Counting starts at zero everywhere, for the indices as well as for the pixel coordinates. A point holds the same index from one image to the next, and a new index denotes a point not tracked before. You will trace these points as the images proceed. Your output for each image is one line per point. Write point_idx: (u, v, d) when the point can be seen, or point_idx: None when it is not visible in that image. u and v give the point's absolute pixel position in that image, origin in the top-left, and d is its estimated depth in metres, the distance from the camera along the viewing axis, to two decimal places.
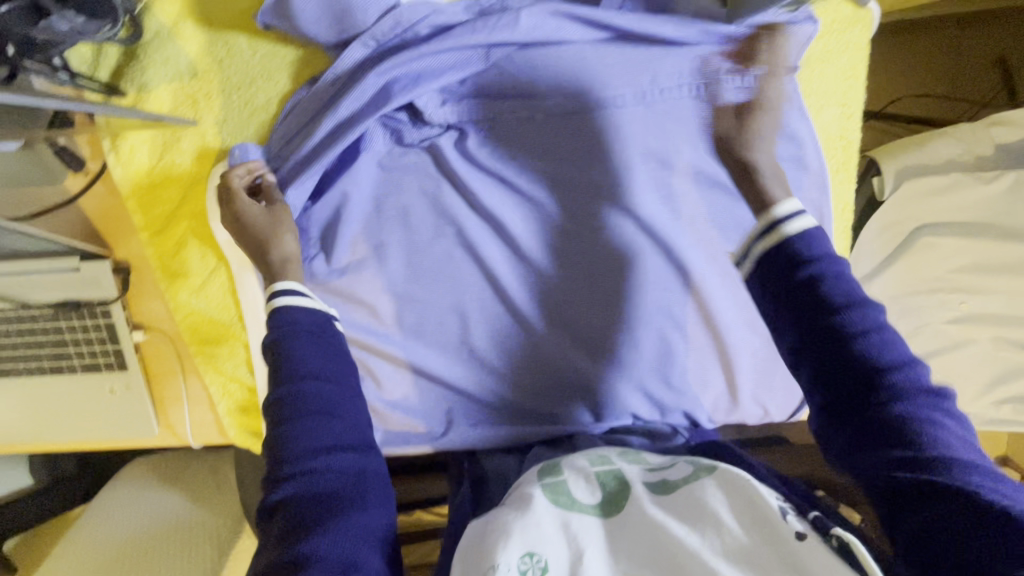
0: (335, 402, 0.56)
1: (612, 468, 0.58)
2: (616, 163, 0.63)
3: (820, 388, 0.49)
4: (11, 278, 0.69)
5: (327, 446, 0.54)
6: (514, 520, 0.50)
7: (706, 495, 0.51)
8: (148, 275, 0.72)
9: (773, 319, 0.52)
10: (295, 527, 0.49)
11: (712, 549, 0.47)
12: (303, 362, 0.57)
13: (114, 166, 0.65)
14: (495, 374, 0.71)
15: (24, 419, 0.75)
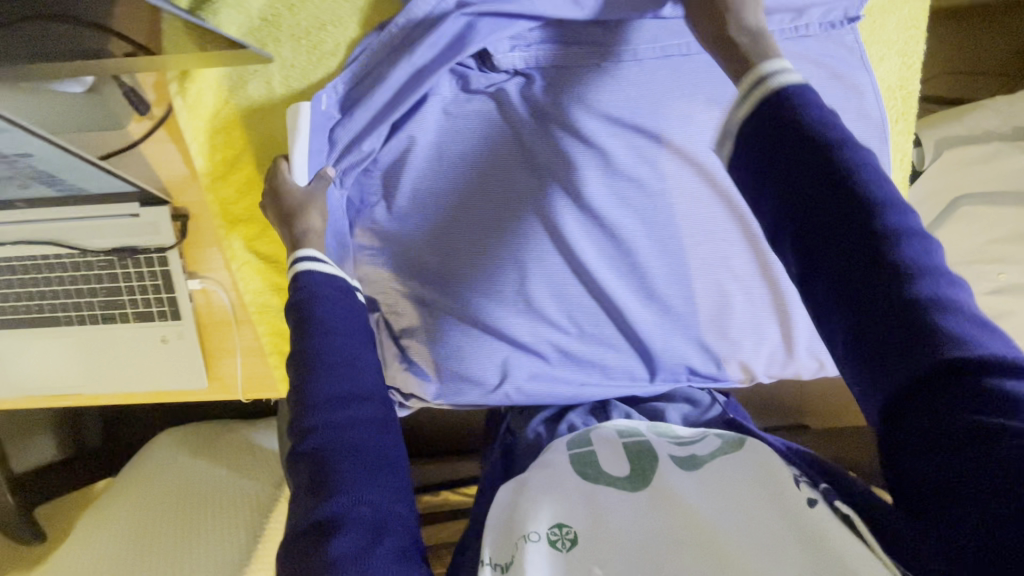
0: (353, 358, 0.58)
1: (641, 440, 0.64)
2: (678, 109, 0.66)
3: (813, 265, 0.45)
4: (70, 223, 0.69)
5: (347, 397, 0.55)
6: (544, 492, 0.57)
7: (728, 468, 0.58)
8: (206, 224, 0.72)
9: (759, 187, 0.48)
10: (323, 479, 0.50)
11: (732, 515, 0.53)
12: (325, 321, 0.59)
13: (181, 109, 0.66)
14: (553, 327, 0.71)
15: (75, 368, 0.75)
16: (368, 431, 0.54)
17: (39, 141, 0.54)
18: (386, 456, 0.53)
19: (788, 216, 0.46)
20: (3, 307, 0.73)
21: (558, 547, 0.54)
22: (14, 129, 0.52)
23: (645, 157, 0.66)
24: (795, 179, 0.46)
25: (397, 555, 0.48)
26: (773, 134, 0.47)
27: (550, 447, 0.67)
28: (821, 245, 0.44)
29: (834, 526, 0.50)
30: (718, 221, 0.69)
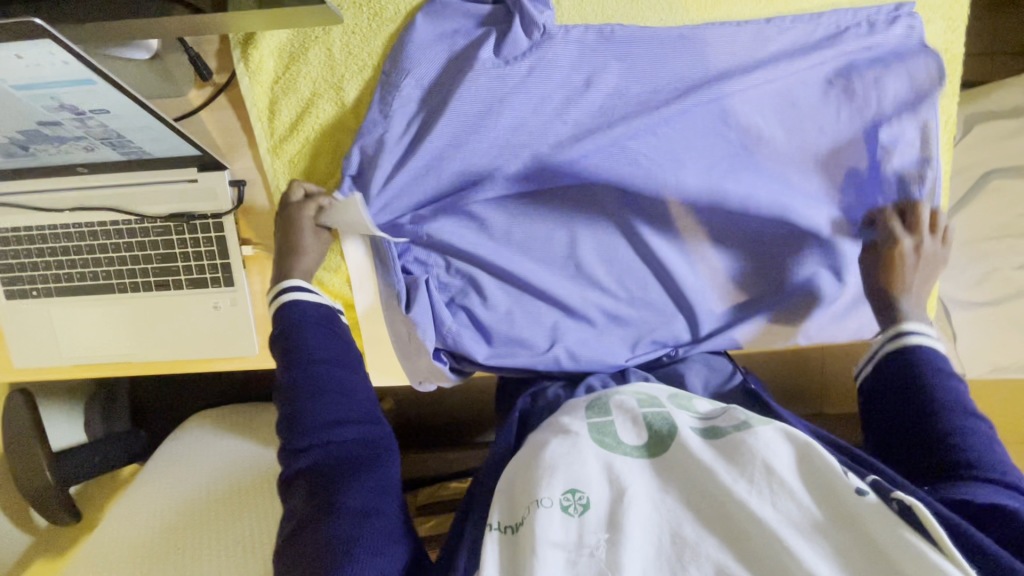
0: (346, 381, 0.60)
1: (661, 410, 0.57)
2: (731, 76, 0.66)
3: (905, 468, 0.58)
4: (129, 189, 0.70)
5: (338, 418, 0.57)
6: (560, 456, 0.51)
7: (758, 442, 0.49)
8: (261, 190, 0.73)
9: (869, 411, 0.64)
10: (317, 488, 0.53)
11: (761, 497, 0.46)
12: (313, 348, 0.62)
13: (243, 76, 0.68)
14: (602, 292, 0.72)
15: (125, 336, 0.76)
16: (359, 446, 0.56)
17: (120, 95, 0.56)
18: (376, 460, 0.56)
19: (892, 445, 0.60)
20: (56, 273, 0.74)
21: (570, 514, 0.48)
22: (98, 81, 0.54)
23: (700, 123, 0.67)
24: (894, 417, 0.60)
25: (387, 543, 0.51)
26: (890, 382, 0.62)
27: (564, 408, 0.61)
28: (914, 467, 0.57)
29: (879, 516, 0.44)
30: (778, 183, 0.68)
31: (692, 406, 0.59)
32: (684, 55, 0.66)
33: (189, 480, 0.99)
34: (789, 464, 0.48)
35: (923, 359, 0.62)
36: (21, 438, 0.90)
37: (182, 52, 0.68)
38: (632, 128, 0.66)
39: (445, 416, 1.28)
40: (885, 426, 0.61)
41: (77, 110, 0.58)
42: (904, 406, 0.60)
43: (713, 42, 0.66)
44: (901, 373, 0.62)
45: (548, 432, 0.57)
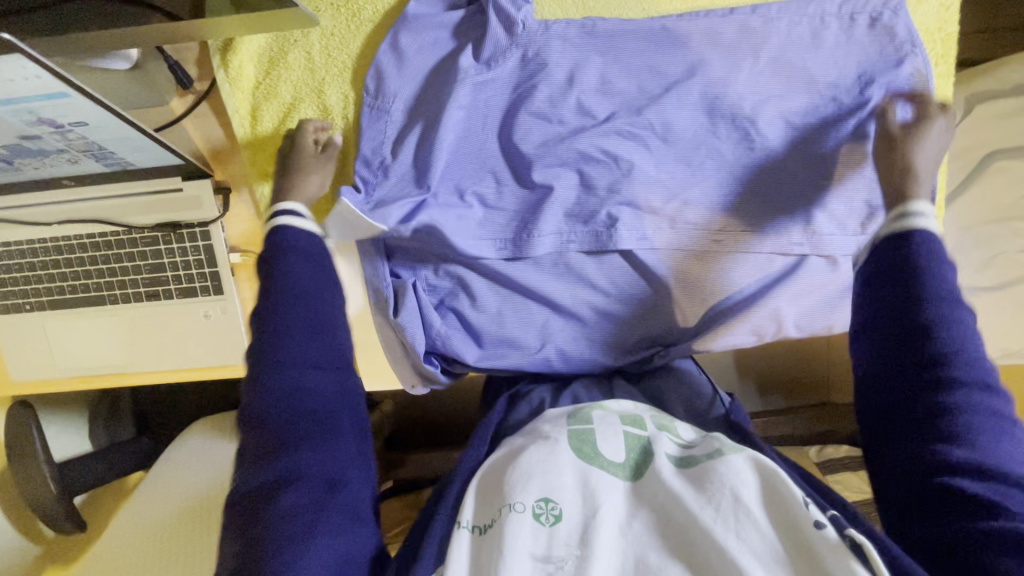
0: (320, 321, 0.58)
1: (641, 434, 0.59)
2: (714, 65, 0.65)
3: (878, 370, 0.53)
4: (115, 200, 0.70)
5: (311, 364, 0.55)
6: (536, 465, 0.54)
7: (729, 471, 0.51)
8: (247, 197, 0.73)
9: (859, 302, 0.57)
10: (273, 445, 0.51)
11: (727, 525, 0.47)
12: (295, 280, 0.58)
13: (223, 82, 0.67)
14: (592, 289, 0.71)
15: (118, 347, 0.76)
16: (327, 400, 0.55)
17: (96, 107, 0.55)
18: (341, 429, 0.55)
19: (879, 337, 0.54)
20: (48, 287, 0.74)
21: (541, 522, 0.50)
22: (73, 95, 0.54)
23: (688, 113, 0.66)
24: (886, 313, 0.54)
25: (345, 520, 0.51)
26: (884, 267, 0.55)
27: (545, 419, 0.64)
28: (889, 368, 0.52)
29: (836, 551, 0.45)
30: (767, 173, 0.67)
31: (675, 431, 0.61)
32: (670, 44, 0.65)
33: (188, 480, 1.01)
34: (759, 493, 0.50)
35: (921, 246, 0.54)
36: (23, 449, 0.90)
37: (161, 61, 0.67)
38: (615, 122, 0.66)
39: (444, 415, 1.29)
40: (872, 310, 0.55)
41: (57, 124, 0.58)
42: (897, 294, 0.53)
43: (698, 30, 0.65)
44: (899, 260, 0.54)
45: (529, 439, 0.60)
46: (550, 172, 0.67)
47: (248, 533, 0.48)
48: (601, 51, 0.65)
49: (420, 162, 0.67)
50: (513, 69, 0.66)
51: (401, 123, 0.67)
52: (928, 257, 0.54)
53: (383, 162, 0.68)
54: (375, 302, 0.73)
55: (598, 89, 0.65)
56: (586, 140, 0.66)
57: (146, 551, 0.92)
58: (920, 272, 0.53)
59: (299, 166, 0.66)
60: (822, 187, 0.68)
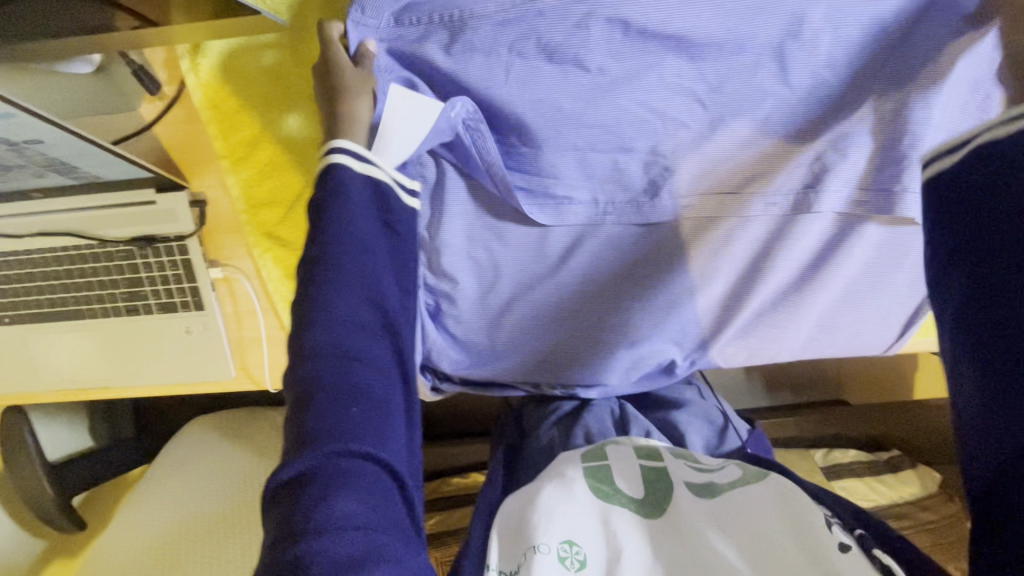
0: (372, 275, 0.49)
1: (659, 464, 0.62)
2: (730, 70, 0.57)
3: (1011, 384, 0.32)
4: (86, 212, 0.67)
5: (362, 331, 0.46)
6: (555, 503, 0.56)
7: (749, 504, 0.55)
8: (224, 206, 0.69)
9: (950, 271, 0.35)
10: (328, 416, 0.41)
11: (756, 558, 0.50)
12: (352, 227, 0.49)
13: (194, 87, 0.62)
14: (584, 304, 0.70)
15: (99, 362, 0.74)
16: (379, 380, 0.45)
17: (50, 127, 0.51)
18: (392, 417, 0.45)
19: (996, 321, 0.32)
20: (25, 299, 0.72)
21: (565, 566, 0.51)
22: (19, 113, 0.49)
23: (687, 140, 0.62)
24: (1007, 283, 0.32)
25: (398, 531, 0.40)
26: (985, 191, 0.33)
27: (562, 459, 0.65)
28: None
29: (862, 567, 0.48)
30: (785, 198, 0.64)
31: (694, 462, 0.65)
32: (702, 54, 0.56)
33: (199, 489, 1.00)
34: (780, 520, 0.53)
35: None
36: (16, 454, 0.90)
37: (125, 65, 0.62)
38: (621, 142, 0.62)
39: (447, 407, 1.26)
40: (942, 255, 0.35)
41: (12, 141, 0.54)
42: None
43: None
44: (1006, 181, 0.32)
45: (547, 476, 0.61)
46: (556, 203, 0.65)
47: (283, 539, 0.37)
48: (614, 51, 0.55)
49: (436, 203, 0.66)
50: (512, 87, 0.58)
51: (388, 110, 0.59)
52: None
53: None
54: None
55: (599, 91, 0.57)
56: (583, 168, 0.64)
57: (144, 558, 0.91)
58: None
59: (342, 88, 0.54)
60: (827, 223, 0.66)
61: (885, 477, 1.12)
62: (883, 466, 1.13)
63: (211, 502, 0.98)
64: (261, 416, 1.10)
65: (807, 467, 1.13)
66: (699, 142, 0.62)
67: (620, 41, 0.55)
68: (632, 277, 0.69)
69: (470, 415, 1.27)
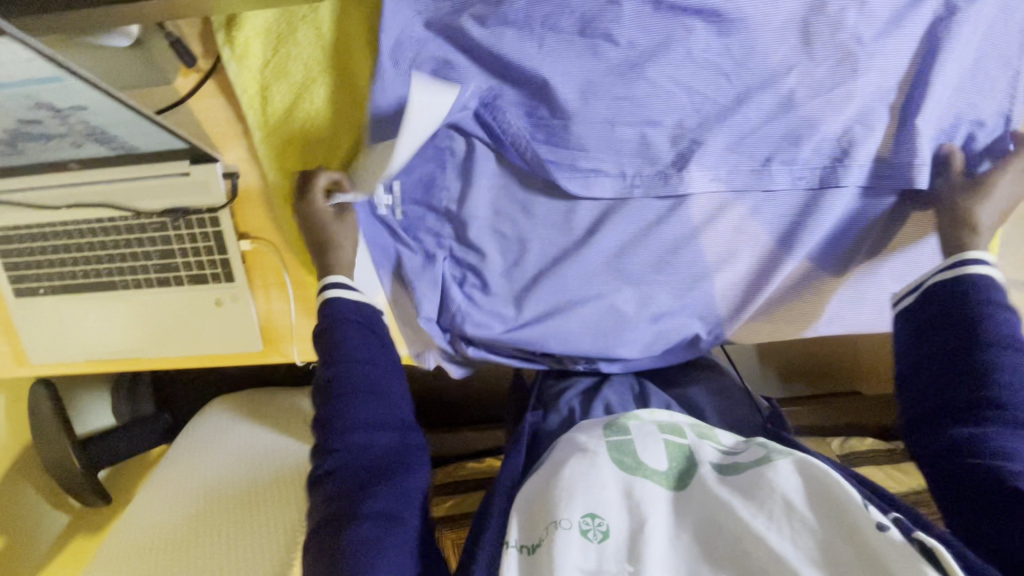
0: (376, 381, 0.63)
1: (681, 442, 0.63)
2: (754, 45, 0.59)
3: (911, 395, 0.61)
4: (121, 183, 0.68)
5: (368, 421, 0.61)
6: (579, 479, 0.58)
7: (778, 478, 0.55)
8: (256, 179, 0.70)
9: (912, 345, 0.63)
10: (350, 494, 0.57)
11: (781, 531, 0.51)
12: (352, 348, 0.64)
13: (230, 62, 0.63)
14: (609, 278, 0.69)
15: (130, 333, 0.75)
16: (384, 450, 0.60)
17: (92, 90, 0.52)
18: (400, 469, 0.60)
19: (939, 363, 0.60)
20: (61, 271, 0.73)
21: (588, 538, 0.54)
22: (68, 79, 0.51)
23: (712, 114, 0.63)
24: (937, 344, 0.60)
25: (403, 553, 0.55)
26: (930, 317, 0.62)
27: (578, 429, 0.67)
28: (928, 393, 0.60)
29: (900, 549, 0.48)
30: (811, 173, 0.65)
31: (715, 438, 0.65)
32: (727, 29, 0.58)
33: (218, 467, 0.98)
34: (807, 496, 0.54)
35: (972, 286, 0.60)
36: (48, 430, 0.92)
37: (161, 38, 0.64)
38: (649, 117, 0.63)
39: (461, 390, 1.27)
40: (929, 348, 0.61)
41: (55, 107, 0.55)
42: (954, 334, 0.59)
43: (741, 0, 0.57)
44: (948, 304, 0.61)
45: (568, 448, 0.64)
46: (583, 177, 0.65)
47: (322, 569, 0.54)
48: (642, 21, 0.58)
49: (463, 175, 0.67)
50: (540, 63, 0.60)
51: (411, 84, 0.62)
52: (973, 293, 0.60)
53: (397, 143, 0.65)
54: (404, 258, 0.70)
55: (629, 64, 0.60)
56: (610, 141, 0.64)
57: (163, 538, 0.90)
58: (974, 314, 0.59)
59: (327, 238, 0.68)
60: (852, 199, 0.66)
61: (900, 463, 1.12)
62: (898, 453, 1.13)
63: (231, 480, 0.95)
64: (284, 397, 1.10)
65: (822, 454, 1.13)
66: (722, 116, 0.63)
67: (649, 16, 0.58)
68: (654, 253, 0.69)
69: (485, 399, 1.27)
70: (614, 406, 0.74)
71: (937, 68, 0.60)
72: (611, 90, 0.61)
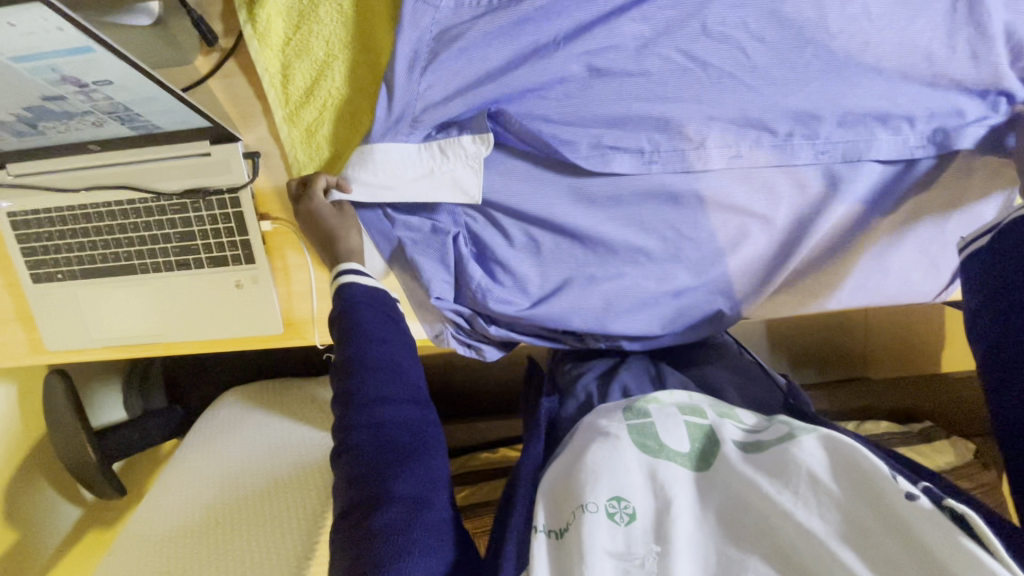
0: (394, 360, 0.62)
1: (702, 421, 0.54)
2: (774, 18, 0.59)
3: (989, 336, 0.56)
4: (140, 164, 0.68)
5: (386, 397, 0.59)
6: (602, 462, 0.50)
7: (804, 454, 0.47)
8: (277, 160, 0.70)
9: (985, 282, 0.57)
10: (372, 475, 0.54)
11: (810, 509, 0.44)
12: (365, 327, 0.63)
13: (251, 39, 0.64)
14: (630, 254, 0.68)
15: (149, 318, 0.75)
16: (404, 429, 0.58)
17: (121, 62, 0.53)
18: (422, 447, 0.57)
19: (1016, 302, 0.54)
20: (79, 256, 0.73)
21: (615, 522, 0.46)
22: (98, 50, 0.51)
23: (731, 87, 0.62)
24: (1011, 280, 0.55)
25: (434, 535, 0.52)
26: (1005, 248, 0.56)
27: (599, 414, 0.59)
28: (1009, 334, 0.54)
29: (936, 523, 0.40)
30: (835, 147, 0.64)
31: (737, 418, 0.57)
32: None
33: (233, 456, 0.95)
34: (836, 471, 0.45)
35: None
36: (63, 421, 0.91)
37: (183, 16, 0.64)
38: (668, 93, 0.62)
39: (472, 383, 1.25)
40: (1006, 289, 0.55)
41: (80, 82, 0.56)
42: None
43: None
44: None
45: (587, 436, 0.55)
46: (602, 154, 0.64)
47: (352, 556, 0.50)
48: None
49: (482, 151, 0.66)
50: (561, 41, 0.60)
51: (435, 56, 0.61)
52: None
53: (417, 115, 0.63)
54: (408, 239, 0.69)
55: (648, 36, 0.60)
56: (632, 114, 0.63)
57: (179, 530, 0.87)
58: None
59: (331, 234, 0.67)
60: (877, 173, 0.66)
61: (919, 447, 1.10)
62: (916, 436, 1.12)
63: (246, 470, 0.93)
64: (297, 387, 1.09)
65: None
66: (743, 88, 0.62)
67: None
68: (677, 230, 0.67)
69: (496, 391, 1.25)
70: (632, 389, 0.68)
71: (957, 39, 0.59)
72: (632, 62, 0.61)
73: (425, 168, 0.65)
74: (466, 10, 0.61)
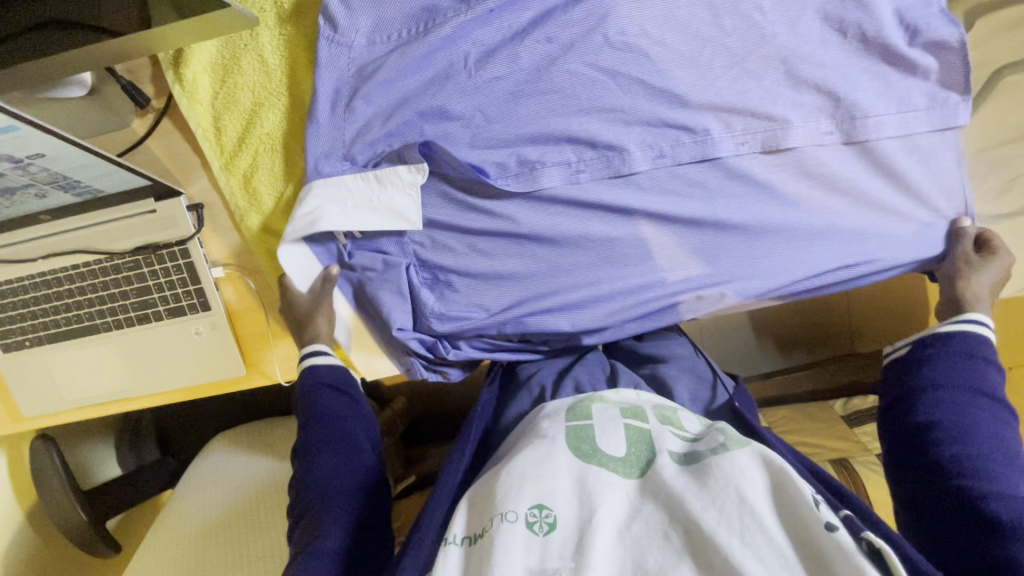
0: (347, 433, 0.70)
1: (643, 426, 0.55)
2: (665, 25, 0.62)
3: (886, 437, 0.64)
4: (92, 228, 0.70)
5: (333, 463, 0.66)
6: (531, 466, 0.51)
7: (734, 469, 0.48)
8: (221, 209, 0.73)
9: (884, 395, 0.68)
10: (309, 531, 0.60)
11: (732, 528, 0.44)
12: (320, 403, 0.70)
13: (181, 98, 0.67)
14: (571, 262, 0.68)
15: (117, 375, 0.76)
16: (342, 487, 0.64)
17: (49, 137, 0.56)
18: (355, 504, 0.63)
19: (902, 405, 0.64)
20: (45, 323, 0.75)
21: (534, 531, 0.47)
22: (21, 127, 0.54)
23: (642, 89, 0.64)
24: (897, 390, 0.66)
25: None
26: (909, 363, 0.67)
27: (547, 411, 0.61)
28: (901, 429, 0.63)
29: (847, 554, 0.42)
30: (753, 137, 0.65)
31: (679, 425, 0.57)
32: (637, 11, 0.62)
33: (210, 506, 0.95)
34: (764, 493, 0.47)
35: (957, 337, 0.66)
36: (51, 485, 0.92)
37: (116, 84, 0.68)
38: (582, 104, 0.64)
39: (455, 404, 1.25)
40: (896, 396, 0.66)
41: (15, 158, 0.58)
42: (911, 380, 0.65)
43: None
44: (923, 354, 0.66)
45: (527, 437, 0.57)
46: (530, 169, 0.66)
47: None
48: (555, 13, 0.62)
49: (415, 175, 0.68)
50: (470, 65, 0.64)
51: (357, 91, 0.64)
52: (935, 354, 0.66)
53: (348, 147, 0.66)
54: (365, 276, 0.70)
55: (552, 54, 0.63)
56: (552, 126, 0.64)
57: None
58: (934, 366, 0.65)
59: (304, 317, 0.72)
60: (804, 157, 0.66)
61: None
62: None
63: (224, 526, 0.93)
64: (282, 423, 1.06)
65: (827, 417, 1.11)
66: (654, 90, 0.64)
67: (562, 9, 0.62)
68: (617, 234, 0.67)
69: None
70: (585, 384, 0.69)
71: (840, 25, 0.63)
72: (542, 80, 0.63)
73: (360, 194, 0.67)
74: (378, 45, 0.65)
